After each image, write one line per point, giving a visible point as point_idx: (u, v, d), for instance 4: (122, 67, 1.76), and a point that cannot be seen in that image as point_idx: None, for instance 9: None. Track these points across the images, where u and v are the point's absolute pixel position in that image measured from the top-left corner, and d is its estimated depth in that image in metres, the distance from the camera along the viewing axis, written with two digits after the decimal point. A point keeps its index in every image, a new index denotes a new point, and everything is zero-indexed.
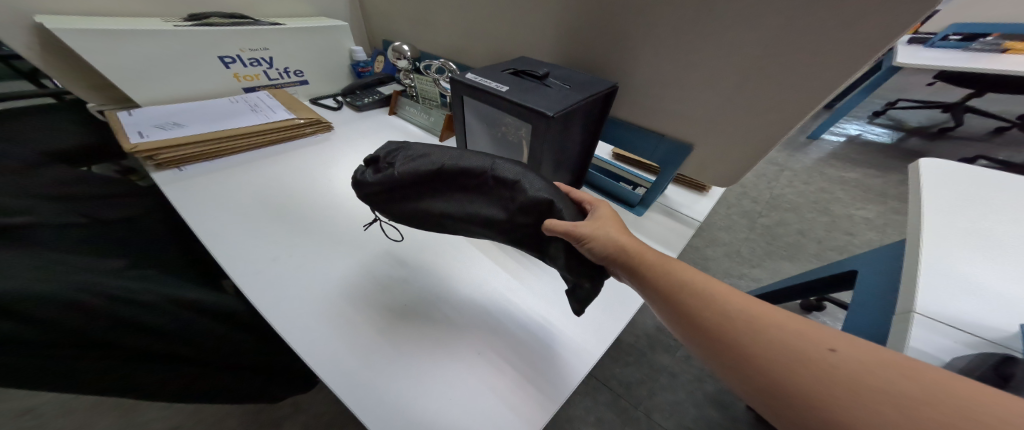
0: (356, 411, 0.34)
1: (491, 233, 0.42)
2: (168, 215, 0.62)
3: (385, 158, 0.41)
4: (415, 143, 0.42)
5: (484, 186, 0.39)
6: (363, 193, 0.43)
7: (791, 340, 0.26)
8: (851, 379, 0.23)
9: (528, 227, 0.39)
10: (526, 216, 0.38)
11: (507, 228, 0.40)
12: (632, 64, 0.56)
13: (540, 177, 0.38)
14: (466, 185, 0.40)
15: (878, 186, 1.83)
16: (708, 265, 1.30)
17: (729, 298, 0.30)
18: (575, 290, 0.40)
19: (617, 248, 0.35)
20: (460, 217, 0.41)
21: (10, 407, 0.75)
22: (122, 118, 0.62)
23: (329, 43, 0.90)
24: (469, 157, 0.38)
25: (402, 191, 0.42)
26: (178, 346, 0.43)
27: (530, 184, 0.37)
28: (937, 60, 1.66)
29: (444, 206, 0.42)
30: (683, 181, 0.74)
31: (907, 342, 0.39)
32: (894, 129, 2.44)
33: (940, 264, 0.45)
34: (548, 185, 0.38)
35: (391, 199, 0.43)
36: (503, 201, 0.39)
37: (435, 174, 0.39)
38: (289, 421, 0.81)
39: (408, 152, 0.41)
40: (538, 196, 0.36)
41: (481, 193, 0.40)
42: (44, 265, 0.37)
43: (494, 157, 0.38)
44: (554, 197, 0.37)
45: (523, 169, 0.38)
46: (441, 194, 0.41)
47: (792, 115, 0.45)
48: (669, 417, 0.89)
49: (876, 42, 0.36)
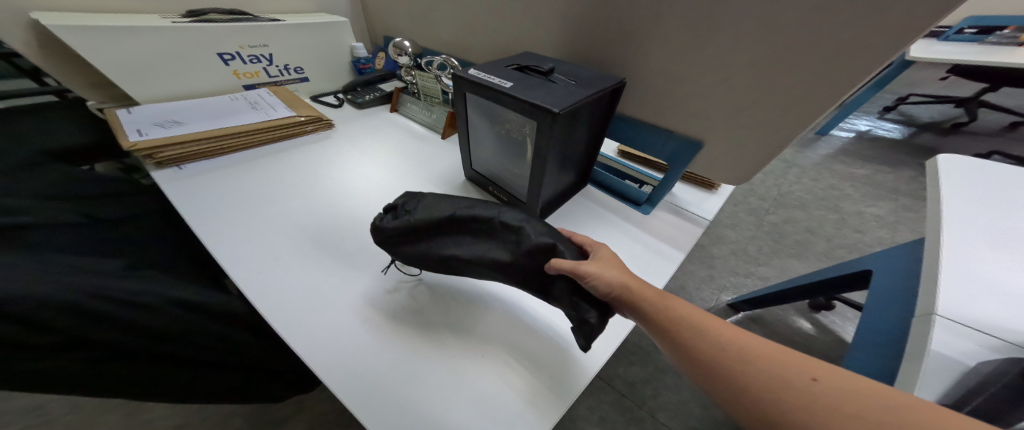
0: (354, 410, 0.34)
1: (498, 276, 0.41)
2: (169, 213, 0.62)
3: (404, 206, 0.43)
4: (430, 193, 0.44)
5: (491, 231, 0.41)
6: (381, 238, 0.43)
7: (775, 370, 0.26)
8: (832, 411, 0.23)
9: (534, 270, 0.39)
10: (534, 259, 0.39)
11: (513, 271, 0.40)
12: (639, 58, 0.55)
13: (542, 224, 0.41)
14: (475, 233, 0.41)
15: (889, 183, 1.79)
16: (715, 264, 1.29)
17: (717, 328, 0.30)
18: (580, 326, 0.37)
19: (619, 285, 0.34)
20: (468, 260, 0.41)
21: (19, 404, 0.76)
22: (121, 116, 0.62)
23: (329, 40, 0.89)
24: (480, 206, 0.41)
25: (413, 238, 0.42)
26: (179, 347, 0.43)
27: (535, 230, 0.39)
28: (952, 54, 1.62)
29: (452, 251, 0.41)
30: (691, 179, 0.73)
31: (929, 345, 0.37)
32: (906, 124, 2.39)
33: (962, 264, 0.43)
34: (549, 229, 0.40)
35: (400, 248, 0.43)
36: (508, 244, 0.40)
37: (448, 222, 0.41)
38: (293, 419, 0.81)
39: (424, 201, 0.43)
40: (542, 241, 0.38)
41: (488, 237, 0.41)
42: (41, 267, 0.36)
43: (501, 206, 0.42)
44: (556, 239, 0.39)
45: (528, 217, 0.41)
46: (451, 241, 0.42)
47: (808, 111, 0.43)
48: (674, 417, 0.87)
49: (897, 40, 0.34)
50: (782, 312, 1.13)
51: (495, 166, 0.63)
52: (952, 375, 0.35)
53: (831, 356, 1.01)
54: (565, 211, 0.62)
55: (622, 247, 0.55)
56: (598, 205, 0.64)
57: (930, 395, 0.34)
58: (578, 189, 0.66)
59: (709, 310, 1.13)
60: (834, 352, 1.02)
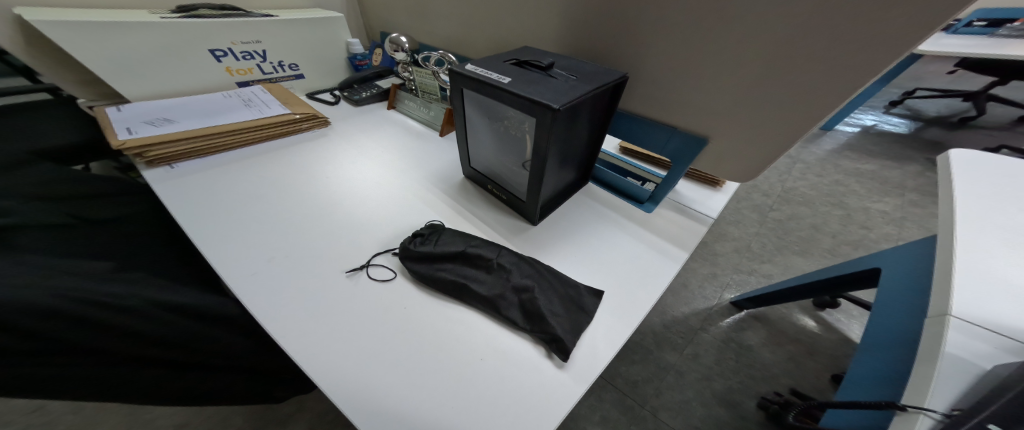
0: (350, 415, 0.33)
1: (484, 308, 0.43)
2: (162, 213, 0.61)
3: (428, 235, 0.49)
4: (450, 229, 0.51)
5: (489, 268, 0.45)
6: (402, 257, 0.47)
7: None
8: None
9: (518, 303, 0.42)
10: (518, 295, 0.42)
11: (498, 304, 0.42)
12: (640, 51, 0.53)
13: (530, 266, 0.46)
14: (476, 264, 0.46)
15: (896, 178, 1.76)
16: (717, 261, 1.27)
17: None
18: (557, 341, 0.39)
19: None
20: (462, 286, 0.43)
21: (20, 405, 0.76)
22: (110, 115, 0.61)
23: (323, 35, 0.88)
24: (484, 246, 0.47)
25: (426, 259, 0.46)
26: (171, 351, 0.42)
27: (521, 272, 0.45)
28: (961, 47, 1.59)
29: (452, 277, 0.44)
30: (695, 176, 0.71)
31: (943, 347, 0.35)
32: (912, 119, 2.36)
33: (978, 264, 0.42)
34: (536, 270, 0.46)
35: (412, 268, 0.46)
36: (499, 280, 0.44)
37: (457, 254, 0.46)
38: (293, 419, 0.81)
39: (442, 236, 0.49)
40: (525, 281, 0.43)
41: (486, 272, 0.45)
42: (22, 270, 0.35)
43: (500, 248, 0.47)
44: (538, 281, 0.44)
45: (519, 259, 0.46)
46: (453, 269, 0.45)
47: (817, 109, 0.42)
48: (677, 417, 0.86)
49: (913, 32, 0.32)
50: (786, 310, 1.11)
51: (494, 164, 0.61)
52: (969, 378, 0.33)
53: (836, 355, 0.99)
54: (565, 210, 0.60)
55: (625, 246, 0.54)
56: (598, 203, 0.63)
57: (944, 399, 0.32)
58: (579, 186, 0.64)
59: (712, 308, 1.11)
60: (839, 350, 1.00)
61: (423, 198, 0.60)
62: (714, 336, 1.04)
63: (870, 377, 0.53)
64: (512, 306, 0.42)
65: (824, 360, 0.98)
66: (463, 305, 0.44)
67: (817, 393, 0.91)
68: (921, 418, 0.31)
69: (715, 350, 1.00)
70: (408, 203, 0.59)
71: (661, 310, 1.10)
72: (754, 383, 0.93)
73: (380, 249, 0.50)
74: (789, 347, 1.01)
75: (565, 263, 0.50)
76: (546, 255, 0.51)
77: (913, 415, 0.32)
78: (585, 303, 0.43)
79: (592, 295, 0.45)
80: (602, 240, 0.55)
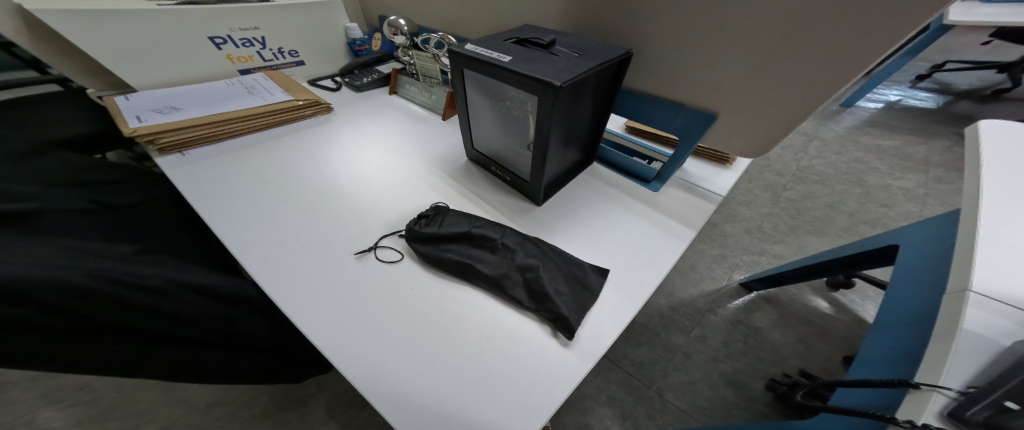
0: (366, 392, 0.34)
1: (489, 288, 0.43)
2: (176, 200, 0.63)
3: (433, 217, 0.49)
4: (454, 211, 0.51)
5: (492, 247, 0.45)
6: (410, 239, 0.48)
7: None
8: None
9: (521, 282, 0.42)
10: (522, 275, 0.42)
11: (504, 284, 0.42)
12: (646, 26, 0.50)
13: (533, 245, 0.46)
14: (481, 245, 0.46)
15: (920, 154, 1.68)
16: (726, 242, 1.25)
17: None
18: (563, 319, 0.39)
19: None
20: (466, 266, 0.44)
21: (69, 382, 0.81)
22: (120, 104, 0.62)
23: (320, 20, 0.87)
24: (487, 227, 0.47)
25: (431, 240, 0.47)
26: (194, 329, 0.44)
27: (525, 252, 0.45)
28: (997, 14, 1.48)
29: (456, 257, 0.44)
30: (704, 154, 0.69)
31: (961, 323, 0.34)
32: (940, 92, 2.23)
33: (1009, 238, 0.39)
34: (539, 249, 0.46)
35: (420, 252, 0.46)
36: (504, 260, 0.44)
37: (461, 236, 0.46)
38: (313, 399, 0.85)
39: (446, 218, 0.49)
40: (528, 261, 0.43)
41: (489, 252, 0.45)
42: (50, 252, 0.36)
43: (503, 228, 0.47)
44: (541, 262, 0.44)
45: (523, 239, 0.46)
46: (459, 250, 0.46)
47: (834, 81, 0.39)
48: (683, 397, 0.87)
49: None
50: (797, 291, 1.10)
51: (497, 145, 0.60)
52: (989, 355, 0.32)
53: (849, 336, 0.98)
54: (570, 191, 0.60)
55: (631, 226, 0.53)
56: (604, 183, 0.62)
57: (959, 377, 0.31)
58: (582, 167, 0.63)
59: (721, 290, 1.10)
60: (851, 331, 0.99)
61: (426, 180, 0.61)
62: (722, 318, 1.03)
63: (886, 356, 0.52)
64: (517, 284, 0.42)
65: (837, 342, 0.97)
66: (469, 285, 0.44)
67: (828, 373, 0.90)
68: (934, 396, 0.31)
69: (723, 332, 1.00)
70: (412, 186, 0.59)
71: (668, 292, 1.10)
72: (763, 364, 0.92)
73: (386, 232, 0.51)
74: (799, 328, 1.00)
75: (569, 243, 0.50)
76: (551, 235, 0.51)
77: (927, 393, 0.31)
78: (590, 282, 0.43)
79: (596, 273, 0.45)
80: (606, 220, 0.54)
